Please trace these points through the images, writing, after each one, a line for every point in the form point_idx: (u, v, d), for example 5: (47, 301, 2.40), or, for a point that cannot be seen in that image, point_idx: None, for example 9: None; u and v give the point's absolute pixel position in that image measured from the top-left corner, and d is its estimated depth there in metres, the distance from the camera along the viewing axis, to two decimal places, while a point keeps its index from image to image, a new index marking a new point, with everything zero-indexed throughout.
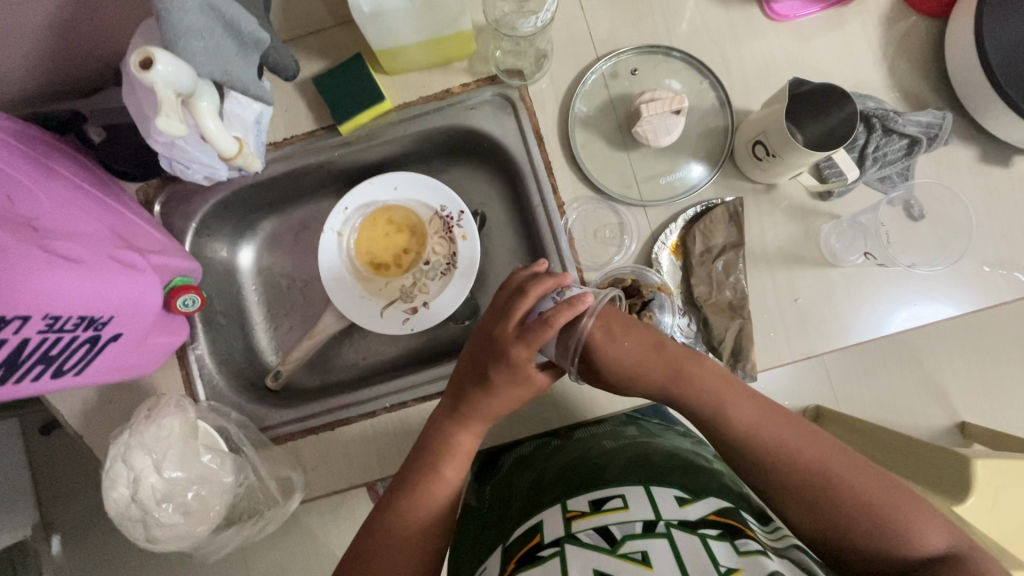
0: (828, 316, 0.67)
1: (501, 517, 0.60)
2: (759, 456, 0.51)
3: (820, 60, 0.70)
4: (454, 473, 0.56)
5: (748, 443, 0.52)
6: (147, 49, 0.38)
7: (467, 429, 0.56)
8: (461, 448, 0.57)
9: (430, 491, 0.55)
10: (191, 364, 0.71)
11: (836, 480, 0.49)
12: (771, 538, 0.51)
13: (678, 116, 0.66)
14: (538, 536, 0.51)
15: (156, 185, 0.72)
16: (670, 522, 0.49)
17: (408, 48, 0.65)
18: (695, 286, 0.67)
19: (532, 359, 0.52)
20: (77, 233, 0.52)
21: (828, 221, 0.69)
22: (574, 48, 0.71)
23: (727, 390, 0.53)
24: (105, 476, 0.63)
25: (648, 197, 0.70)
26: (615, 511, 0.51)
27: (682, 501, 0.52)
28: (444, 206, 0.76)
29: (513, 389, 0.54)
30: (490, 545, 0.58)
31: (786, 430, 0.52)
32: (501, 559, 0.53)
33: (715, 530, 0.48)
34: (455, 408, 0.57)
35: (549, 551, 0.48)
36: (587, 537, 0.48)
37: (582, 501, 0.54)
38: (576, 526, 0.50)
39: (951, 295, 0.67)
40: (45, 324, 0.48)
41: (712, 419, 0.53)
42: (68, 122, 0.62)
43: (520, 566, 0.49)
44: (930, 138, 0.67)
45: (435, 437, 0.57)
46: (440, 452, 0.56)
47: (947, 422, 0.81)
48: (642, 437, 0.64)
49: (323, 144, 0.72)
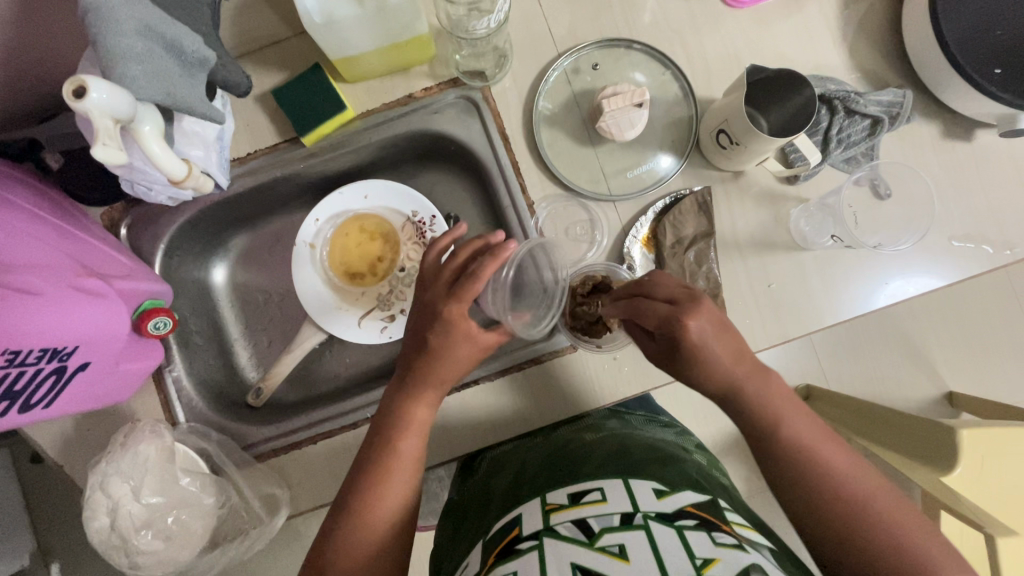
0: (801, 299, 0.68)
1: (480, 513, 0.60)
2: (808, 476, 0.53)
3: (780, 44, 0.70)
4: (413, 449, 0.57)
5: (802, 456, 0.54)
6: (81, 76, 0.36)
7: (421, 401, 0.58)
8: (418, 421, 0.58)
9: (393, 474, 0.56)
10: (169, 386, 0.70)
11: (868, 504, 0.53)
12: (747, 530, 0.51)
13: (641, 109, 0.66)
14: (516, 529, 0.52)
15: (121, 208, 0.72)
16: (648, 514, 0.49)
17: (365, 55, 0.65)
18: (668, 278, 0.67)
19: (466, 314, 0.56)
20: (36, 264, 0.51)
21: (796, 204, 0.69)
22: (534, 45, 0.71)
23: (790, 408, 0.55)
24: (83, 507, 0.63)
25: (617, 191, 0.70)
26: (594, 504, 0.51)
27: (659, 493, 0.52)
28: (416, 212, 0.77)
29: (453, 347, 0.57)
30: (471, 542, 0.58)
31: (838, 459, 0.54)
32: (481, 553, 0.53)
33: (692, 521, 0.48)
34: (404, 383, 0.59)
35: (527, 545, 0.48)
36: (565, 530, 0.48)
37: (562, 494, 0.54)
38: (555, 519, 0.50)
39: (922, 273, 0.68)
40: (5, 359, 0.47)
41: (771, 432, 0.55)
42: (24, 151, 0.62)
43: (500, 560, 0.49)
44: (892, 118, 0.67)
45: (390, 415, 0.58)
46: (398, 427, 0.57)
47: (936, 393, 0.80)
48: (624, 429, 0.65)
49: (287, 157, 0.72)
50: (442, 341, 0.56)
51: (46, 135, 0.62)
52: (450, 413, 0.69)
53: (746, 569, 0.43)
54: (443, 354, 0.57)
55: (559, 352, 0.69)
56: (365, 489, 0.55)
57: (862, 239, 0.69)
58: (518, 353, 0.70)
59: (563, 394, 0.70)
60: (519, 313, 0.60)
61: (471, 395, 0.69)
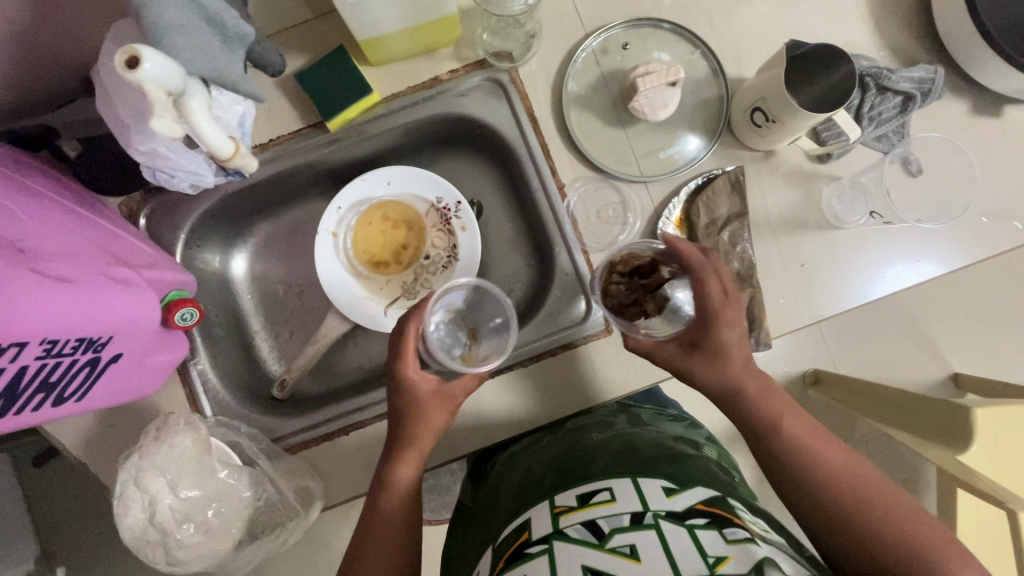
0: (833, 279, 0.68)
1: (488, 519, 0.62)
2: (792, 456, 0.57)
3: (810, 21, 0.69)
4: (397, 507, 0.60)
5: (785, 440, 0.58)
6: (132, 45, 0.34)
7: (403, 462, 0.61)
8: (401, 480, 0.60)
9: (383, 522, 0.60)
10: (195, 380, 0.68)
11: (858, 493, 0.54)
12: (761, 526, 0.50)
13: (674, 88, 0.65)
14: (527, 532, 0.52)
15: (139, 198, 0.70)
16: (658, 512, 0.49)
17: (391, 36, 0.63)
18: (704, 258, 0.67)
19: (413, 371, 0.62)
20: (64, 253, 0.48)
21: (828, 183, 0.69)
22: (562, 25, 0.69)
23: (773, 400, 0.60)
24: (116, 503, 0.61)
25: (649, 172, 0.69)
26: (603, 505, 0.51)
27: (669, 491, 0.51)
28: (440, 198, 0.75)
29: (410, 407, 0.61)
30: (482, 545, 0.60)
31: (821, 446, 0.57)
32: (492, 558, 0.54)
33: (703, 519, 0.48)
34: (390, 446, 0.62)
35: (537, 549, 0.49)
36: (575, 532, 0.48)
37: (570, 496, 0.54)
38: (564, 522, 0.50)
39: (954, 252, 0.68)
40: (43, 350, 0.44)
41: (762, 422, 0.59)
42: (39, 137, 0.61)
43: (509, 565, 0.49)
44: (924, 94, 0.66)
45: (378, 476, 0.62)
46: (383, 485, 0.61)
47: (941, 375, 0.91)
48: (630, 429, 0.66)
49: (311, 143, 0.70)
50: (411, 407, 0.61)
51: (62, 122, 0.61)
52: (487, 405, 0.68)
53: (760, 567, 0.43)
54: (414, 419, 0.61)
55: (593, 336, 0.67)
56: (368, 543, 0.59)
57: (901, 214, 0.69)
58: (551, 339, 0.69)
59: (595, 378, 0.68)
60: (487, 358, 0.66)
61: (506, 381, 0.68)
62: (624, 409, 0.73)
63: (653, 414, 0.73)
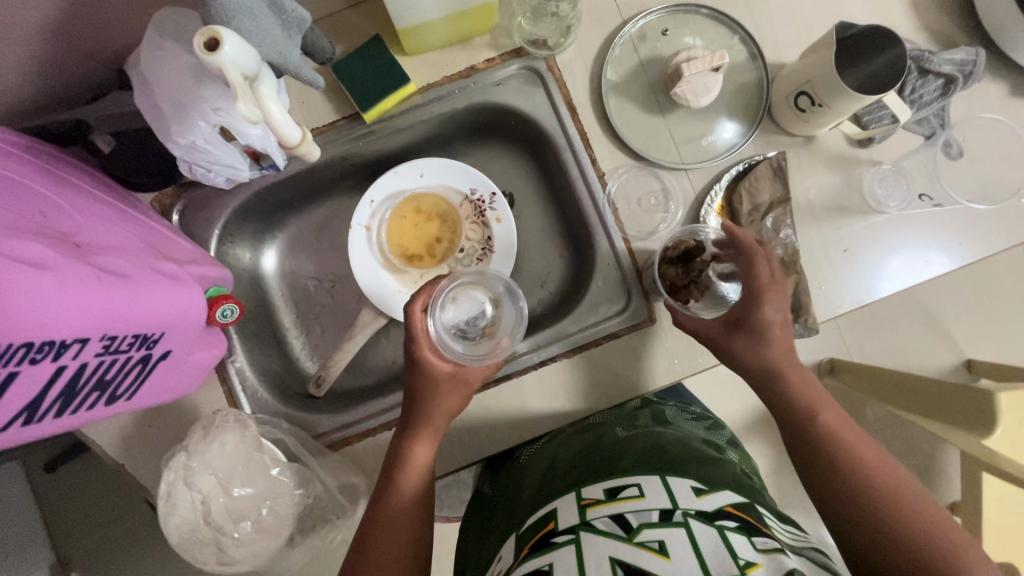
0: (875, 264, 0.68)
1: (512, 508, 0.61)
2: (828, 452, 0.56)
3: (848, 5, 0.69)
4: (412, 487, 0.59)
5: (824, 442, 0.57)
6: (213, 29, 0.34)
7: (419, 440, 0.60)
8: (418, 460, 0.60)
9: (398, 505, 0.59)
10: (233, 378, 0.67)
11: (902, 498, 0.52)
12: (789, 537, 0.49)
13: (717, 73, 0.64)
14: (552, 523, 0.52)
15: (172, 194, 0.68)
16: (687, 511, 0.48)
17: (431, 24, 0.62)
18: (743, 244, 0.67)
19: (424, 349, 0.61)
20: (112, 247, 0.47)
21: (868, 168, 0.69)
22: (599, 11, 0.69)
23: (817, 397, 0.59)
24: (165, 504, 0.60)
25: (689, 159, 0.69)
26: (631, 500, 0.51)
27: (698, 491, 0.51)
28: (474, 189, 0.74)
29: (424, 385, 0.61)
30: (501, 535, 0.59)
31: (861, 447, 0.56)
32: (515, 547, 0.53)
33: (733, 522, 0.47)
34: (406, 424, 0.61)
35: (563, 539, 0.48)
36: (603, 524, 0.48)
37: (597, 489, 0.54)
38: (591, 514, 0.50)
39: (995, 236, 0.68)
40: (104, 346, 0.43)
41: (803, 414, 0.59)
42: (70, 132, 0.58)
43: (534, 552, 0.48)
44: (965, 76, 0.66)
45: (393, 460, 0.60)
46: (399, 468, 0.59)
47: (953, 360, 0.86)
48: (654, 428, 0.65)
49: (347, 135, 0.69)
50: (425, 385, 0.61)
51: (94, 116, 0.58)
52: (533, 401, 0.67)
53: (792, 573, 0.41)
54: (429, 398, 0.61)
55: (638, 326, 0.67)
56: (382, 528, 0.58)
57: (950, 195, 0.69)
58: (593, 330, 0.68)
59: (638, 368, 0.67)
60: (500, 339, 0.65)
61: (551, 373, 0.67)
62: (647, 405, 0.72)
63: (676, 412, 0.72)
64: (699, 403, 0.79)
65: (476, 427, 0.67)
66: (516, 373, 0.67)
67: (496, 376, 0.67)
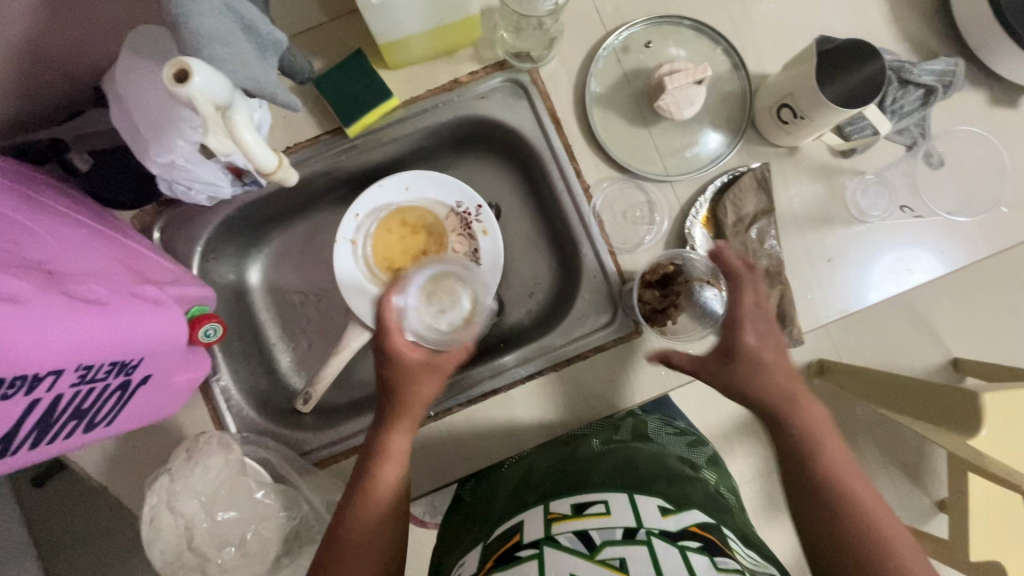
0: (858, 274, 0.68)
1: (484, 515, 0.61)
2: (830, 489, 0.54)
3: (829, 15, 0.69)
4: (389, 477, 0.58)
5: (827, 478, 0.55)
6: (181, 59, 0.34)
7: (398, 428, 0.59)
8: (398, 447, 0.59)
9: (374, 498, 0.57)
10: (217, 398, 0.67)
11: (850, 507, 0.53)
12: (751, 561, 0.50)
13: (700, 85, 0.64)
14: (518, 536, 0.51)
15: (153, 211, 0.67)
16: (651, 530, 0.48)
17: (412, 38, 0.62)
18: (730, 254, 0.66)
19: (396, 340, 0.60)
20: (89, 273, 0.46)
21: (851, 177, 0.69)
22: (582, 23, 0.69)
23: (827, 432, 0.57)
24: (149, 528, 0.60)
25: (674, 171, 0.69)
26: (596, 517, 0.51)
27: (664, 511, 0.51)
28: (460, 202, 0.74)
29: (399, 373, 0.60)
30: (471, 541, 0.58)
31: (860, 489, 0.55)
32: (479, 559, 0.53)
33: (696, 542, 0.47)
34: (382, 414, 0.60)
35: (527, 553, 0.47)
36: (566, 540, 0.48)
37: (565, 504, 0.54)
38: (555, 529, 0.49)
39: (972, 245, 0.69)
40: (80, 375, 0.42)
41: (811, 445, 0.56)
42: (47, 151, 0.58)
43: (498, 566, 0.48)
44: (945, 87, 0.67)
45: (370, 449, 0.59)
46: (380, 454, 0.58)
47: None
48: (632, 442, 0.64)
49: (329, 150, 0.68)
50: (400, 374, 0.59)
51: (72, 134, 0.59)
52: (520, 414, 0.68)
53: None
54: (408, 382, 0.60)
55: (623, 338, 0.67)
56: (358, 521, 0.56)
57: (933, 206, 0.70)
58: (579, 343, 0.68)
59: (621, 382, 0.68)
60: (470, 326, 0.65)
61: (538, 386, 0.68)
62: None
63: (660, 425, 0.68)
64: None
65: (464, 444, 0.67)
66: (503, 388, 0.67)
67: (483, 391, 0.67)
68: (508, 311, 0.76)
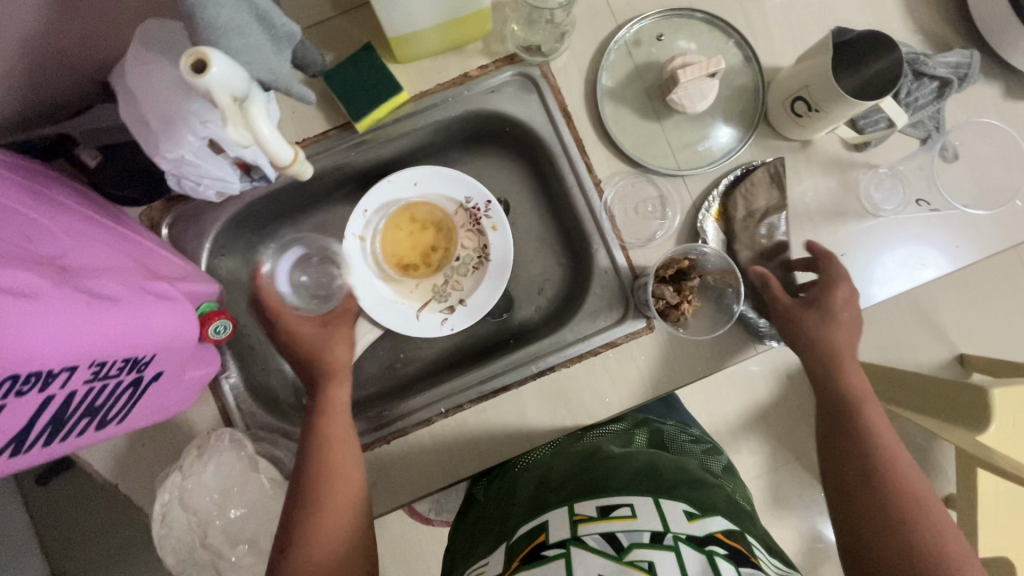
0: (873, 269, 0.68)
1: (502, 517, 0.61)
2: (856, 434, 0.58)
3: (842, 7, 0.68)
4: (340, 426, 0.59)
5: (855, 421, 0.58)
6: (199, 49, 0.33)
7: (334, 381, 0.61)
8: (338, 402, 0.60)
9: (335, 449, 0.58)
10: (226, 395, 0.65)
11: (863, 443, 0.57)
12: (776, 569, 0.49)
13: (713, 79, 0.64)
14: (544, 535, 0.51)
15: (161, 207, 0.67)
16: (678, 535, 0.47)
17: (423, 32, 0.61)
18: (743, 250, 0.67)
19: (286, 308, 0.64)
20: (101, 271, 0.45)
21: (865, 171, 0.69)
22: (593, 16, 0.68)
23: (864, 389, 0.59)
24: (160, 526, 0.60)
25: (686, 165, 0.69)
26: (623, 520, 0.50)
27: (690, 516, 0.50)
28: (469, 198, 0.73)
29: (311, 331, 0.64)
30: (492, 544, 0.58)
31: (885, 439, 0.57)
32: (504, 557, 0.53)
33: (723, 548, 0.47)
34: (313, 375, 0.62)
35: (554, 552, 0.47)
36: (593, 541, 0.47)
37: (590, 506, 0.53)
38: (583, 530, 0.49)
39: (989, 239, 0.68)
40: (92, 372, 0.41)
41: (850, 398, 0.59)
42: (54, 147, 0.57)
43: (525, 566, 0.48)
44: (960, 79, 0.66)
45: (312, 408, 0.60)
46: (320, 411, 0.60)
47: (947, 355, 0.82)
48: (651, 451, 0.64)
49: (338, 145, 0.67)
50: (316, 335, 0.63)
51: (79, 130, 0.58)
52: (533, 411, 0.67)
53: None
54: (323, 344, 0.63)
55: (636, 333, 0.66)
56: (310, 476, 0.56)
57: (947, 199, 0.69)
58: (591, 338, 0.67)
59: (638, 379, 0.67)
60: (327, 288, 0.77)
61: (550, 382, 0.67)
62: (643, 424, 0.74)
63: (676, 432, 0.73)
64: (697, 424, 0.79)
65: (475, 440, 0.67)
66: (514, 384, 0.67)
67: (494, 388, 0.67)
68: (517, 306, 0.76)
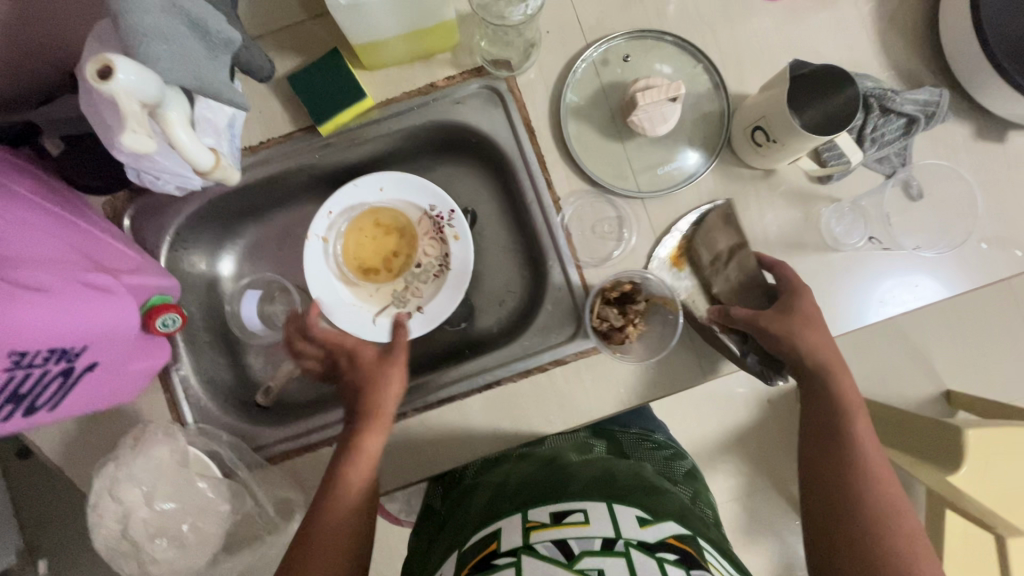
0: (826, 302, 0.67)
1: (457, 524, 0.61)
2: (841, 444, 0.59)
3: (814, 39, 0.68)
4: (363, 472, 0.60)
5: (839, 429, 0.60)
6: (106, 57, 0.35)
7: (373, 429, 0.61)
8: (368, 451, 0.60)
9: (346, 492, 0.59)
10: (176, 386, 0.66)
11: (847, 457, 0.58)
12: None
13: (674, 103, 0.64)
14: (494, 544, 0.51)
15: (124, 198, 0.68)
16: (629, 541, 0.47)
17: (387, 41, 0.61)
18: (719, 294, 0.66)
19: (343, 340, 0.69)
20: (38, 259, 0.47)
21: (828, 204, 0.68)
22: (563, 35, 0.68)
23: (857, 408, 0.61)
24: (90, 513, 0.61)
25: (647, 187, 0.68)
26: (576, 526, 0.50)
27: (642, 521, 0.50)
28: (434, 205, 0.73)
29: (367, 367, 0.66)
30: (445, 551, 0.58)
31: (871, 450, 0.59)
32: (456, 564, 0.52)
33: (673, 555, 0.46)
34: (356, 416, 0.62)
35: (504, 561, 0.47)
36: (544, 549, 0.47)
37: (543, 513, 0.53)
38: (534, 538, 0.49)
39: (948, 277, 0.67)
40: (13, 361, 0.43)
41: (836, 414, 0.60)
42: (21, 133, 0.58)
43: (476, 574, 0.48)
44: (928, 117, 0.65)
45: (345, 444, 0.61)
46: (350, 453, 0.60)
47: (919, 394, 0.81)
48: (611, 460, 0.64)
49: (303, 147, 0.68)
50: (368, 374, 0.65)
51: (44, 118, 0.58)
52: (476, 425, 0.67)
53: None
54: (369, 382, 0.65)
55: (584, 352, 0.66)
56: (323, 507, 0.59)
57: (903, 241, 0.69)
58: (542, 355, 0.67)
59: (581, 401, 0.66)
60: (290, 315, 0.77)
61: (497, 396, 0.67)
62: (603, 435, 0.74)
63: (636, 440, 0.74)
64: (663, 431, 0.78)
65: (415, 450, 0.67)
66: (461, 395, 0.67)
67: (440, 398, 0.67)
68: (476, 317, 0.76)
